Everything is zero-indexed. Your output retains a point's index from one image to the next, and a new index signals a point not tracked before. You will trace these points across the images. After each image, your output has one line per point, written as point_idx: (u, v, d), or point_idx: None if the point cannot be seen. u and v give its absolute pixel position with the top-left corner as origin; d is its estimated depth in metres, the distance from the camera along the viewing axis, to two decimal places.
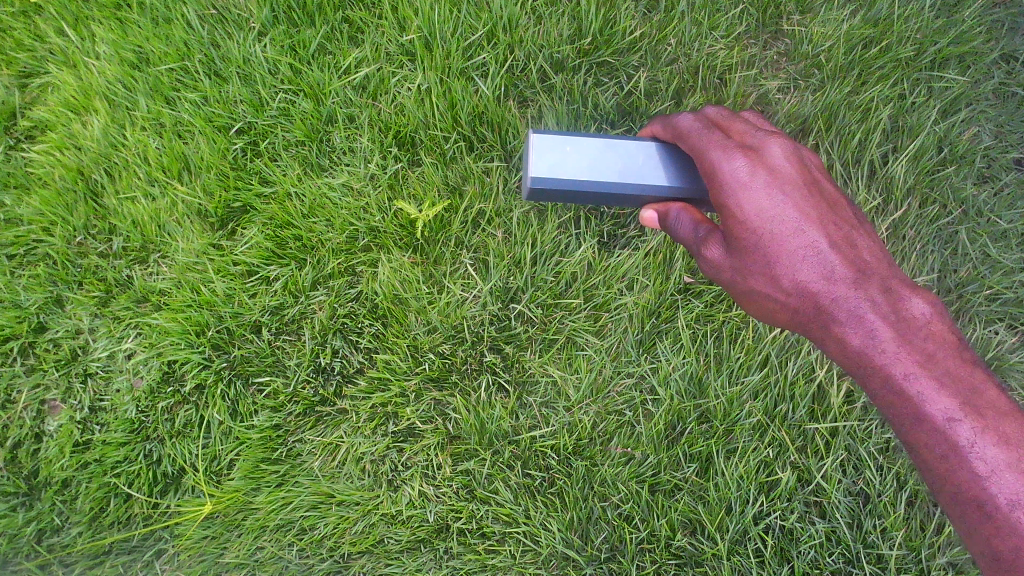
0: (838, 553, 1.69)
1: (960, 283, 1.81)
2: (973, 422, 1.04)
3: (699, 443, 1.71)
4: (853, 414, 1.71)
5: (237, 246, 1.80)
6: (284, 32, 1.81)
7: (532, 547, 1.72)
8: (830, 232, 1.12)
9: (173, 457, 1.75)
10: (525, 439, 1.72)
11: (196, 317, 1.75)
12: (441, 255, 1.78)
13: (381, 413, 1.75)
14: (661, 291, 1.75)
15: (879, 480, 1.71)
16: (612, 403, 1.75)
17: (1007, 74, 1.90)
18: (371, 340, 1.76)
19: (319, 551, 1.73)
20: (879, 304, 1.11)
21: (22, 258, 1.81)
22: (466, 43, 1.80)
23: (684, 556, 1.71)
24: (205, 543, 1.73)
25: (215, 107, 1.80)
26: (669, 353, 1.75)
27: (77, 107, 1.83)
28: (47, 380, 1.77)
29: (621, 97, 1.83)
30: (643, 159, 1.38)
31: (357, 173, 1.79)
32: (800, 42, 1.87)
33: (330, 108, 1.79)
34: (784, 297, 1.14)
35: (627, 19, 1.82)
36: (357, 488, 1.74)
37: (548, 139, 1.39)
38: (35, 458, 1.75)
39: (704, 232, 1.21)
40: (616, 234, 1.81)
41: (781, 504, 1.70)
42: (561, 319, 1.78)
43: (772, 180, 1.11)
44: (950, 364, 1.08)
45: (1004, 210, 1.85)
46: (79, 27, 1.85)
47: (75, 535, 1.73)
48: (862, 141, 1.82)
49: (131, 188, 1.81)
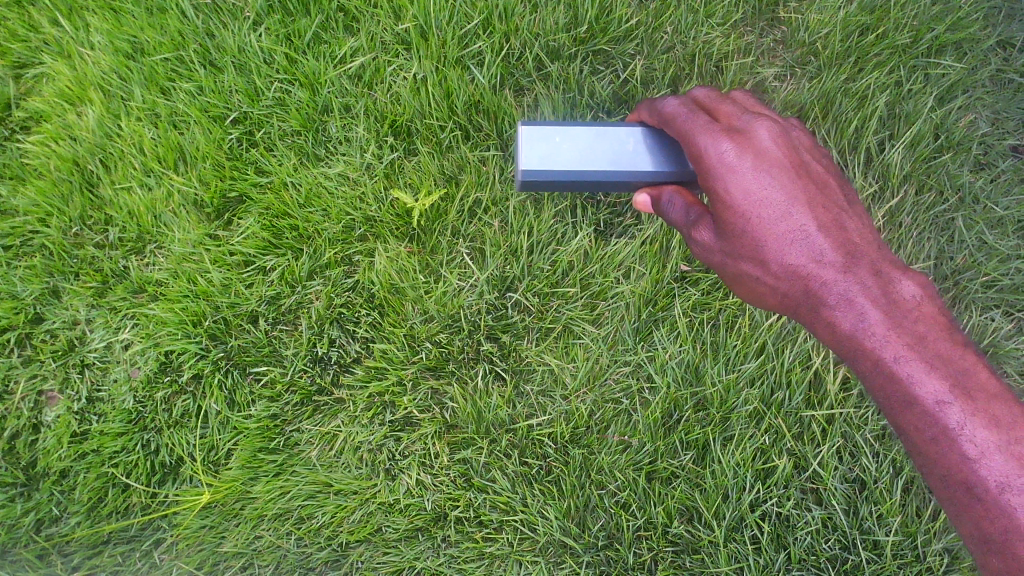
0: (834, 539, 1.70)
1: (956, 271, 1.81)
2: (963, 405, 1.04)
3: (696, 431, 1.72)
4: (849, 401, 1.72)
5: (234, 236, 1.80)
6: (279, 21, 1.80)
7: (530, 535, 1.73)
8: (819, 215, 1.12)
9: (171, 447, 1.75)
10: (523, 427, 1.73)
11: (193, 308, 1.75)
12: (438, 244, 1.77)
13: (378, 402, 1.75)
14: (658, 279, 1.75)
15: (875, 467, 1.71)
16: (610, 391, 1.75)
17: (1004, 61, 1.90)
18: (368, 329, 1.77)
19: (317, 540, 1.74)
20: (869, 287, 1.10)
21: (18, 249, 1.81)
22: (462, 31, 1.79)
23: (682, 543, 1.72)
24: (204, 532, 1.74)
25: (210, 97, 1.79)
26: (666, 342, 1.75)
27: (73, 97, 1.83)
28: (45, 371, 1.78)
29: (618, 86, 1.83)
30: (633, 146, 1.37)
31: (353, 162, 1.78)
32: (797, 30, 1.86)
33: (325, 98, 1.79)
34: (773, 281, 1.13)
35: (623, 6, 1.81)
36: (355, 477, 1.74)
37: (537, 130, 1.37)
38: (33, 449, 1.76)
39: (694, 215, 1.20)
40: (613, 222, 1.80)
41: (778, 491, 1.71)
42: (558, 308, 1.77)
43: (760, 163, 1.11)
44: (940, 347, 1.08)
45: (1001, 196, 1.85)
46: (73, 18, 1.84)
47: (74, 525, 1.74)
48: (859, 129, 1.82)
49: (127, 178, 1.80)
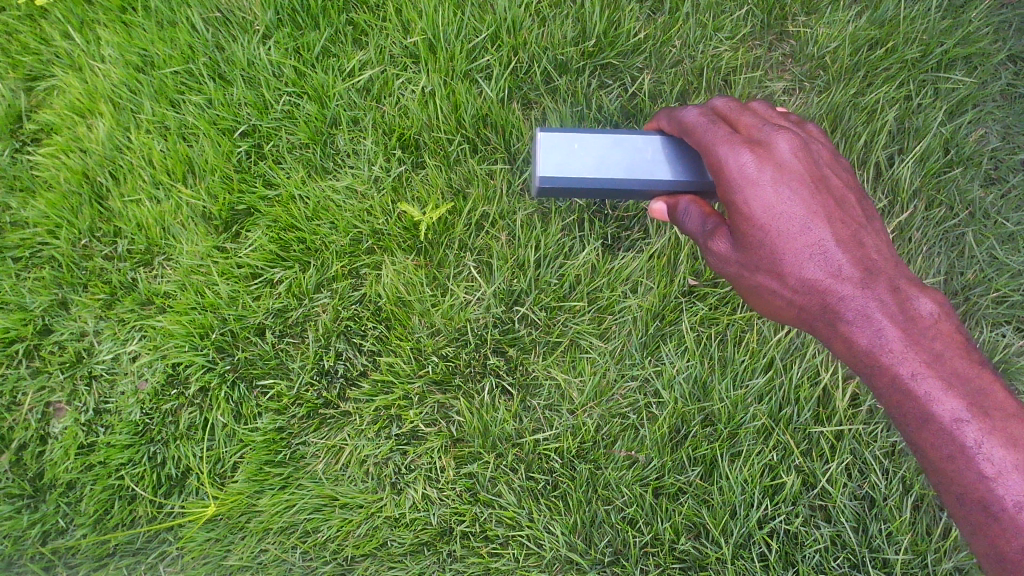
0: (843, 557, 1.68)
1: (966, 286, 1.79)
2: (980, 423, 1.03)
3: (703, 447, 1.71)
4: (858, 417, 1.70)
5: (241, 248, 1.80)
6: (288, 35, 1.81)
7: (536, 551, 1.71)
8: (838, 230, 1.11)
9: (178, 459, 1.75)
10: (529, 441, 1.72)
11: (200, 320, 1.75)
12: (445, 257, 1.77)
13: (384, 415, 1.75)
14: (665, 293, 1.74)
15: (884, 485, 1.69)
16: (616, 406, 1.74)
17: (1014, 75, 1.89)
18: (374, 343, 1.76)
19: (323, 554, 1.73)
20: (887, 303, 1.09)
21: (28, 260, 1.82)
22: (470, 45, 1.79)
23: (688, 560, 1.70)
24: (209, 545, 1.74)
25: (219, 109, 1.80)
26: (674, 356, 1.74)
27: (83, 109, 1.84)
28: (52, 383, 1.78)
29: (625, 99, 1.83)
30: (650, 154, 1.37)
31: (361, 176, 1.79)
32: (805, 44, 1.86)
33: (333, 111, 1.79)
34: (790, 294, 1.12)
35: (631, 20, 1.82)
36: (360, 491, 1.74)
37: (555, 138, 1.39)
38: (40, 460, 1.76)
39: (711, 225, 1.19)
40: (621, 236, 1.80)
41: (786, 508, 1.70)
42: (565, 321, 1.77)
43: (780, 176, 1.10)
44: (958, 364, 1.07)
45: (1012, 211, 1.83)
46: (84, 30, 1.85)
47: (80, 536, 1.74)
48: (868, 143, 1.81)
49: (136, 191, 1.81)
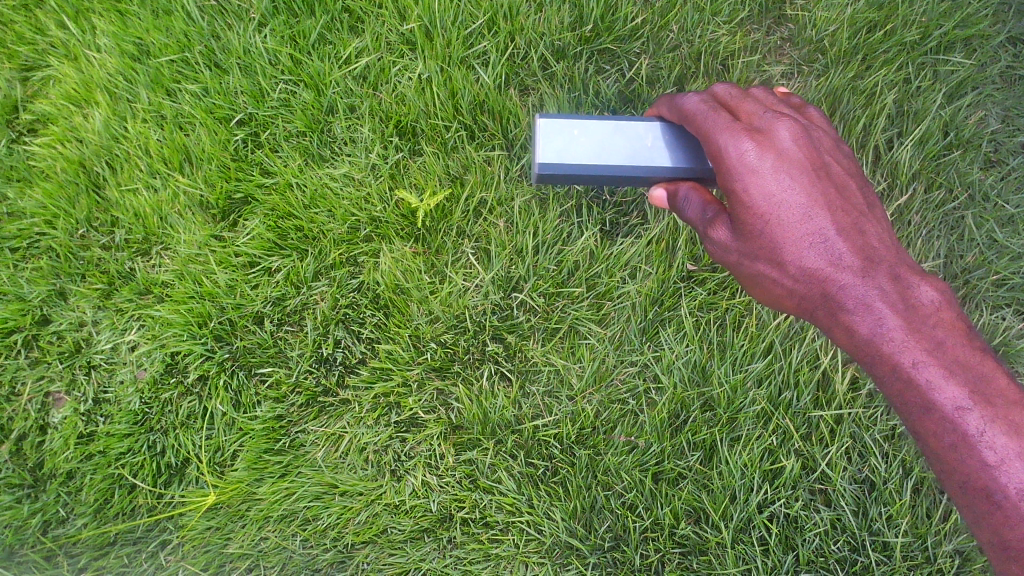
0: (843, 540, 1.68)
1: (966, 269, 1.79)
2: (981, 411, 1.03)
3: (703, 431, 1.70)
4: (858, 401, 1.70)
5: (239, 237, 1.80)
6: (284, 22, 1.80)
7: (535, 537, 1.71)
8: (839, 219, 1.10)
9: (177, 448, 1.75)
10: (528, 428, 1.72)
11: (198, 309, 1.75)
12: (443, 244, 1.77)
13: (384, 403, 1.75)
14: (663, 278, 1.74)
15: (885, 468, 1.69)
16: (616, 391, 1.74)
17: (1014, 57, 1.88)
18: (373, 330, 1.76)
19: (323, 542, 1.73)
20: (888, 292, 1.09)
21: (26, 251, 1.83)
22: (467, 31, 1.78)
23: (688, 545, 1.70)
24: (209, 533, 1.74)
25: (215, 98, 1.79)
26: (673, 342, 1.73)
27: (80, 100, 1.84)
28: (51, 372, 1.78)
29: (623, 85, 1.83)
30: (651, 141, 1.37)
31: (358, 163, 1.78)
32: (803, 27, 1.85)
33: (330, 98, 1.79)
34: (791, 283, 1.11)
35: (628, 5, 1.81)
36: (361, 478, 1.74)
37: (556, 123, 1.38)
38: (40, 450, 1.76)
39: (711, 213, 1.18)
40: (619, 222, 1.79)
41: (786, 492, 1.69)
42: (563, 308, 1.77)
43: (780, 164, 1.09)
44: (960, 352, 1.07)
45: (1012, 194, 1.82)
46: (80, 20, 1.85)
47: (80, 526, 1.74)
48: (867, 126, 1.80)
49: (133, 180, 1.81)
